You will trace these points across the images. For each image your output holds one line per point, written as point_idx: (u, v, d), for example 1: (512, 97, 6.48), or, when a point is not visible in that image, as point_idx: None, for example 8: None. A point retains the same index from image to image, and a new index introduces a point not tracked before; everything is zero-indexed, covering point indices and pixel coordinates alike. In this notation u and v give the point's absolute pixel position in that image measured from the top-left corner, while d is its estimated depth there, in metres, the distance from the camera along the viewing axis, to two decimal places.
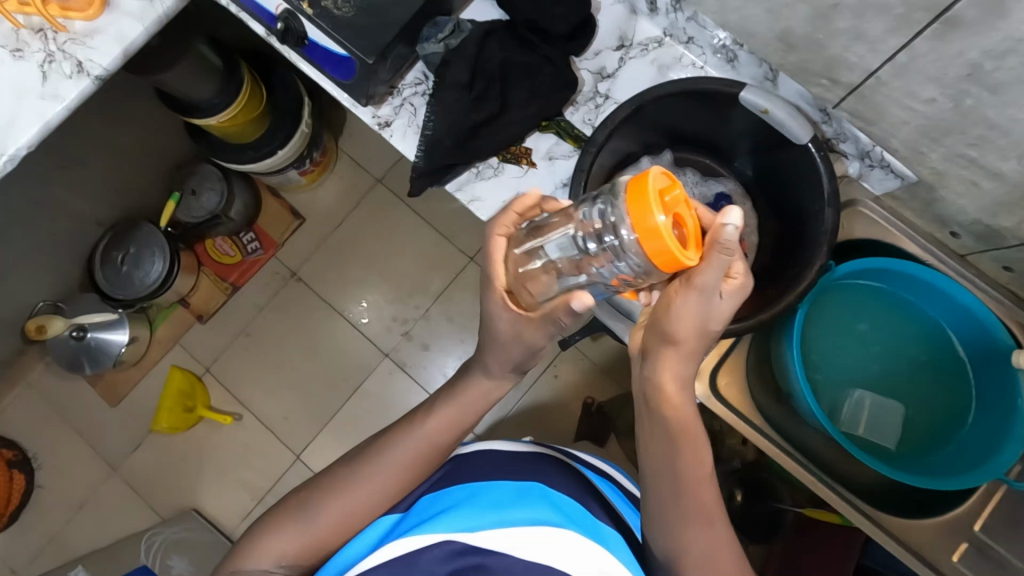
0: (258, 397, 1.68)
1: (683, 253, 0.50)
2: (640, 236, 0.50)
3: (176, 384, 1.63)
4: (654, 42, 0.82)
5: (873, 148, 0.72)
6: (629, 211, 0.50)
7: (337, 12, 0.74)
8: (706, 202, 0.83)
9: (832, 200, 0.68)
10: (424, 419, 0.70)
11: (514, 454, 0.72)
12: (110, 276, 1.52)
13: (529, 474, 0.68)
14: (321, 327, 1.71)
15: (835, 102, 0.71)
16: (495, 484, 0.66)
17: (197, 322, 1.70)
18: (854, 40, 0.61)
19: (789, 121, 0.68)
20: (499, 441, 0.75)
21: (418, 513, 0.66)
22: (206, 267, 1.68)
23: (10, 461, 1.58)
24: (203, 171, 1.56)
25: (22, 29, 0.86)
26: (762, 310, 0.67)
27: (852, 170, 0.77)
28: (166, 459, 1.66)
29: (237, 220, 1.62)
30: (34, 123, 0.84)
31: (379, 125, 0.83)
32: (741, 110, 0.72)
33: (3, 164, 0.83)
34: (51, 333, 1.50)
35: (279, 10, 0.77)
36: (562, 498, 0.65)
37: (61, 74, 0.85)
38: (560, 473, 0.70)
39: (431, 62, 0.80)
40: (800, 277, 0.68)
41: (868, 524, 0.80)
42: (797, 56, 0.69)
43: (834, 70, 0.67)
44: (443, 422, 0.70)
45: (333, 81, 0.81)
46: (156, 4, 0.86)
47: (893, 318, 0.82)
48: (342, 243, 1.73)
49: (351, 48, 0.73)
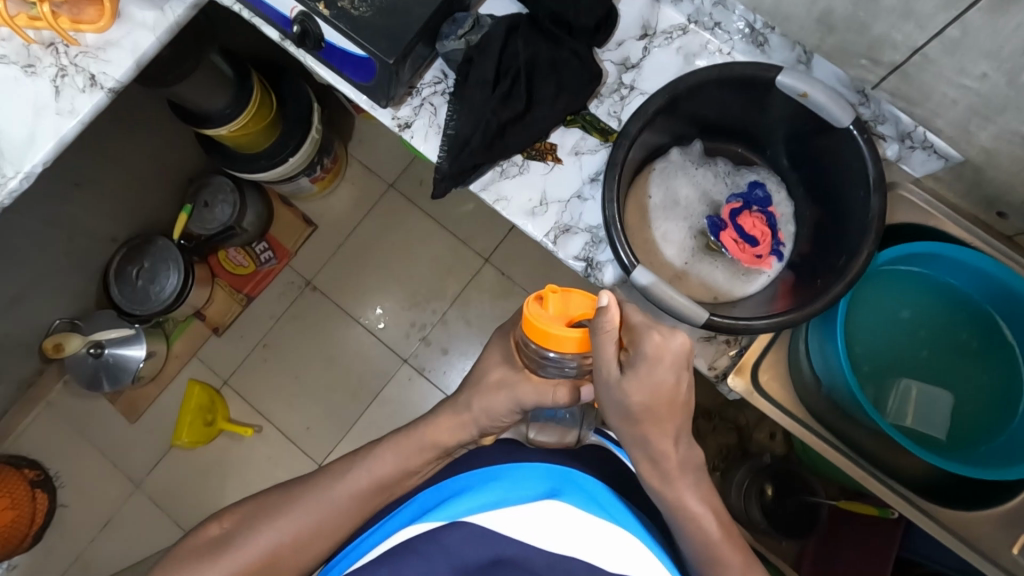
0: (278, 407, 1.67)
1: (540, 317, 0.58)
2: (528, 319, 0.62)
3: (196, 399, 1.61)
4: (679, 30, 0.80)
5: (915, 129, 0.69)
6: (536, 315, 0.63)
7: (355, 13, 0.72)
8: (740, 190, 0.80)
9: (878, 185, 0.65)
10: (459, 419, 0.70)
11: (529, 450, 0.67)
12: (126, 292, 1.51)
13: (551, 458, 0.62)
14: (338, 334, 1.69)
15: (875, 83, 0.69)
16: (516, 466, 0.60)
17: (213, 335, 1.70)
18: (901, 17, 0.58)
19: (830, 105, 0.65)
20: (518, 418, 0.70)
21: (436, 494, 0.62)
22: (220, 278, 1.68)
23: (31, 481, 1.57)
24: (216, 183, 1.55)
25: (33, 44, 0.84)
26: (811, 302, 0.64)
27: (890, 152, 0.74)
28: (188, 474, 1.65)
29: (250, 230, 1.61)
30: (50, 139, 0.83)
31: (399, 127, 0.81)
32: (777, 96, 0.70)
33: (19, 183, 0.82)
34: (69, 351, 1.50)
35: (294, 13, 0.75)
36: (585, 482, 0.59)
37: (74, 88, 0.84)
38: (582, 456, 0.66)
39: (452, 61, 0.78)
40: (848, 266, 0.65)
41: (915, 512, 0.80)
42: (836, 38, 0.67)
43: (877, 50, 0.64)
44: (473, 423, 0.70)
45: (351, 83, 0.79)
46: (168, 14, 0.85)
47: (937, 304, 0.80)
48: (356, 249, 1.72)
49: (372, 50, 0.72)
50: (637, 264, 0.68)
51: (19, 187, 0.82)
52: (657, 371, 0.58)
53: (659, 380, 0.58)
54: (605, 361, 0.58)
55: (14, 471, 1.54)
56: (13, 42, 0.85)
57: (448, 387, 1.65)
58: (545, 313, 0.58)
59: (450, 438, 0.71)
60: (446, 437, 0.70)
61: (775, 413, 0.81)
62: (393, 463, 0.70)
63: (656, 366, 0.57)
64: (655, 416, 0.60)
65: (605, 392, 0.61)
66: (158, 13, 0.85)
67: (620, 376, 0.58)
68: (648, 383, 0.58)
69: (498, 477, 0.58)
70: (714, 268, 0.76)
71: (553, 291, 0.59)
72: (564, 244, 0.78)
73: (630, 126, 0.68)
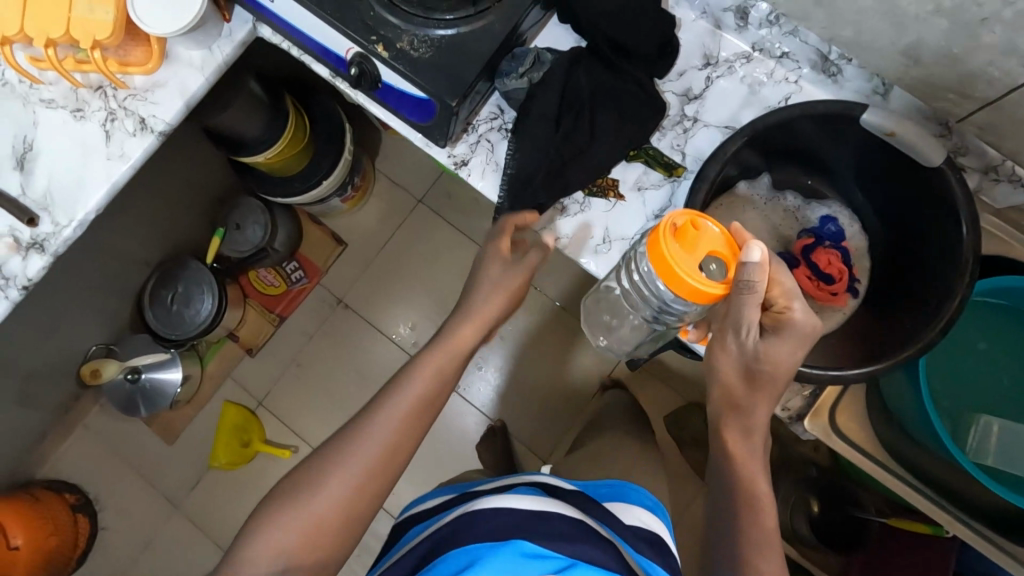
0: (313, 425, 1.66)
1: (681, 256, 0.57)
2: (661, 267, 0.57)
3: (231, 419, 1.64)
4: (742, 58, 0.77)
5: (1003, 162, 0.67)
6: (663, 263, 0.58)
7: (415, 53, 0.70)
8: (810, 226, 0.78)
9: (972, 224, 0.60)
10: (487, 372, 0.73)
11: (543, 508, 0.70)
12: (161, 316, 1.51)
13: (562, 538, 0.66)
14: (370, 352, 1.68)
15: (961, 115, 0.65)
16: (534, 553, 0.64)
17: (247, 355, 1.70)
18: (1004, 54, 0.55)
19: (920, 143, 0.61)
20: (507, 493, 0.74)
21: (448, 562, 0.67)
22: (252, 299, 1.67)
23: (73, 505, 1.58)
24: (246, 204, 1.53)
25: (81, 87, 0.83)
26: (907, 346, 0.60)
27: (969, 182, 0.70)
28: (225, 494, 1.65)
29: (281, 251, 1.60)
30: (102, 185, 0.82)
31: (455, 164, 0.80)
32: (858, 133, 0.66)
33: (73, 230, 0.81)
34: (106, 376, 1.50)
35: (350, 54, 0.74)
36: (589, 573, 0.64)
37: (124, 132, 0.82)
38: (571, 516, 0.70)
39: (513, 98, 0.76)
40: (941, 308, 0.61)
41: (1003, 557, 0.76)
42: (920, 70, 0.63)
43: (968, 85, 0.61)
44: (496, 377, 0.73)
45: (407, 122, 0.77)
46: (216, 52, 0.83)
47: (1015, 334, 0.78)
48: (386, 266, 1.70)
49: (432, 90, 0.70)
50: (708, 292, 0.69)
51: (73, 235, 0.81)
52: (795, 343, 0.62)
53: (794, 351, 0.62)
54: (743, 321, 0.62)
55: (55, 496, 1.54)
56: (61, 86, 0.83)
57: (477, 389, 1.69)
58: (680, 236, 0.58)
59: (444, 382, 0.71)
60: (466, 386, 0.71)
61: (853, 454, 0.80)
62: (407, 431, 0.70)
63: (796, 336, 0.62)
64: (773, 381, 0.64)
65: (732, 351, 0.65)
66: (205, 52, 0.83)
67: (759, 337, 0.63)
68: (783, 352, 0.63)
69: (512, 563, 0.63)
70: None
71: (697, 222, 0.59)
72: None
73: (707, 168, 0.66)
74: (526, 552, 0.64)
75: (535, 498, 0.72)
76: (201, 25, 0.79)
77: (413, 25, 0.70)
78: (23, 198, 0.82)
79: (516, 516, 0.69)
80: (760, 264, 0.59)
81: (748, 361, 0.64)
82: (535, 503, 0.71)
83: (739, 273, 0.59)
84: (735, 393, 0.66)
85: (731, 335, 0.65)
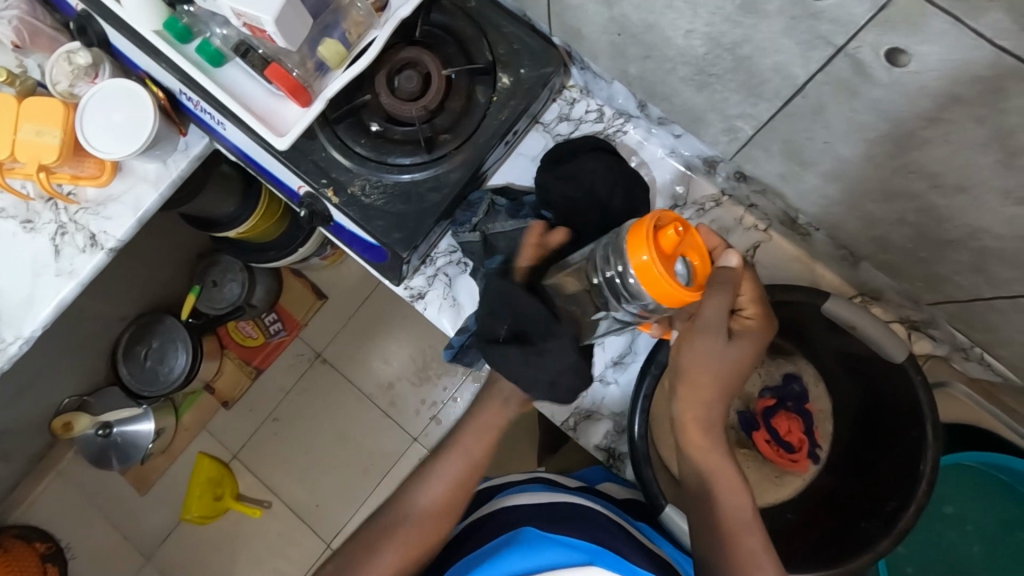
0: (289, 482, 1.53)
1: (658, 262, 0.47)
2: (641, 276, 0.47)
3: (204, 472, 1.49)
4: (712, 201, 0.73)
5: (972, 347, 0.64)
6: (633, 259, 0.47)
7: (367, 200, 0.68)
8: (774, 384, 0.73)
9: (934, 436, 0.59)
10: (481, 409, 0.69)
11: (554, 502, 0.64)
12: (135, 373, 1.39)
13: (590, 530, 0.60)
14: (350, 412, 1.55)
15: (930, 300, 0.62)
16: (553, 542, 0.58)
17: (222, 408, 1.55)
18: (969, 271, 0.54)
19: (882, 341, 0.59)
20: (523, 493, 0.66)
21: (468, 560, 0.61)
22: (229, 350, 1.53)
23: (43, 555, 1.40)
24: (225, 261, 1.41)
25: (31, 199, 0.80)
26: (848, 557, 0.60)
27: (937, 350, 0.68)
28: (197, 552, 1.50)
29: (260, 306, 1.46)
30: (49, 303, 0.79)
31: (412, 296, 0.78)
32: (819, 317, 0.64)
33: (19, 348, 0.79)
34: (78, 430, 1.38)
35: (301, 191, 0.72)
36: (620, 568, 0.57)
37: (74, 247, 0.80)
38: (585, 515, 0.62)
39: (467, 249, 0.73)
40: (896, 513, 0.60)
41: None
42: (889, 257, 0.61)
43: (935, 283, 0.59)
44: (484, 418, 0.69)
45: (363, 258, 0.75)
46: (171, 168, 0.80)
47: (982, 501, 0.77)
48: (369, 319, 1.57)
49: (384, 241, 0.67)
50: (651, 451, 0.67)
51: (18, 351, 0.79)
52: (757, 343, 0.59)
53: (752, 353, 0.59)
54: (717, 323, 0.55)
55: (25, 544, 1.39)
56: (10, 194, 0.81)
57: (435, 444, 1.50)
58: (660, 236, 0.48)
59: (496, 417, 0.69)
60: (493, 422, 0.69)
61: None
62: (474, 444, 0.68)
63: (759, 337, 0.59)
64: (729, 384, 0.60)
65: (700, 354, 0.57)
66: (159, 165, 0.80)
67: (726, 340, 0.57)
68: (738, 355, 0.59)
69: (527, 556, 0.58)
70: (744, 469, 0.71)
71: (681, 221, 0.49)
72: (587, 431, 0.75)
73: (659, 351, 0.66)
74: (542, 543, 0.58)
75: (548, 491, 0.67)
76: (155, 143, 0.76)
77: (367, 170, 0.68)
78: None
79: (514, 514, 0.63)
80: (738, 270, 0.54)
81: (713, 366, 0.58)
82: (545, 498, 0.65)
83: (718, 273, 0.54)
84: (699, 391, 0.59)
85: (701, 340, 0.57)
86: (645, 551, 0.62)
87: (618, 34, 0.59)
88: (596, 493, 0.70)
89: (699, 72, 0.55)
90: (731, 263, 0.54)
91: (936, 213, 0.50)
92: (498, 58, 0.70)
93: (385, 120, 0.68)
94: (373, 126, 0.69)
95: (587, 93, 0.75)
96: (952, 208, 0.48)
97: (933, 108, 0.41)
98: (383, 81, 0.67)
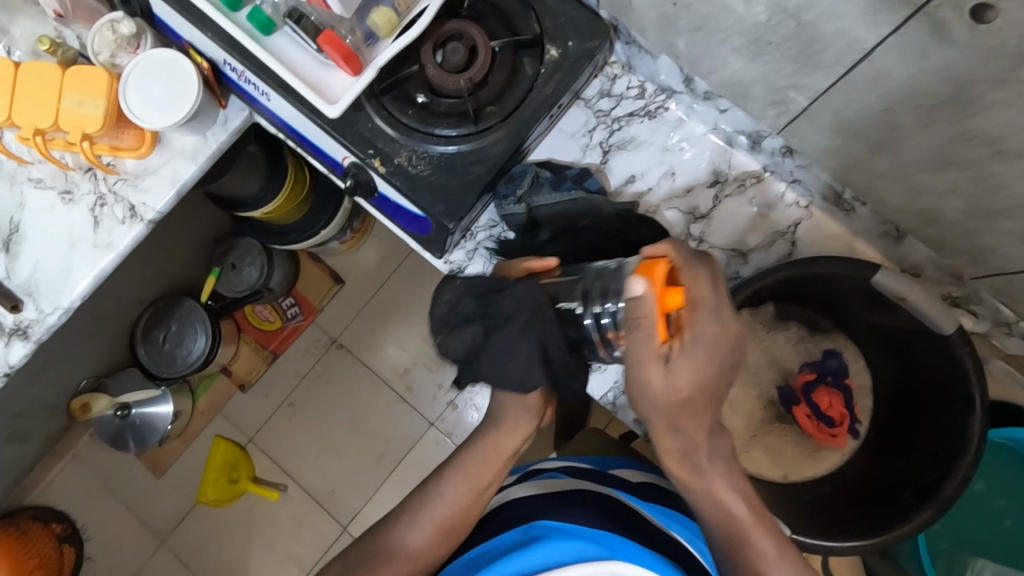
0: (304, 466, 1.52)
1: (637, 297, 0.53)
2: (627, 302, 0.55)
3: (221, 455, 1.49)
4: (752, 178, 0.74)
5: (1016, 321, 0.64)
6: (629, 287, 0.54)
7: (412, 170, 0.68)
8: (812, 360, 0.73)
9: (983, 410, 0.59)
10: (489, 432, 0.73)
11: (557, 491, 0.65)
12: (154, 354, 1.39)
13: (594, 520, 0.60)
14: (366, 397, 1.54)
15: (975, 274, 0.63)
16: (565, 536, 0.58)
17: (239, 392, 1.55)
18: (1022, 242, 0.54)
19: (932, 313, 0.59)
20: (530, 486, 0.68)
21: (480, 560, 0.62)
22: (246, 334, 1.53)
23: (59, 535, 1.41)
24: (244, 244, 1.41)
25: (71, 170, 0.80)
26: (888, 529, 0.60)
27: (978, 327, 0.68)
28: (212, 535, 1.50)
29: (277, 290, 1.46)
30: (88, 274, 0.79)
31: (451, 270, 0.78)
32: (864, 290, 0.65)
33: (57, 318, 0.79)
34: (96, 410, 1.37)
35: (346, 162, 0.72)
36: (634, 555, 0.56)
37: (113, 219, 0.80)
38: (589, 505, 0.63)
39: (511, 221, 0.73)
40: (940, 483, 0.60)
41: None
42: (937, 231, 0.61)
43: (984, 254, 0.59)
44: (497, 443, 0.73)
45: (405, 230, 0.76)
46: (210, 140, 0.80)
47: (1017, 479, 0.78)
48: (386, 305, 1.56)
49: (429, 212, 0.68)
50: None
51: (57, 322, 0.79)
52: (712, 351, 0.52)
53: (707, 366, 0.51)
54: (640, 357, 0.53)
55: (42, 526, 1.39)
56: (49, 165, 0.81)
57: (453, 429, 1.50)
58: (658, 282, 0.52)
59: (503, 438, 0.73)
60: (504, 450, 0.73)
61: None
62: (488, 467, 0.73)
63: (715, 342, 0.52)
64: (700, 402, 0.53)
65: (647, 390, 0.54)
66: (198, 138, 0.80)
67: (661, 369, 0.52)
68: (697, 369, 0.52)
69: (533, 552, 0.57)
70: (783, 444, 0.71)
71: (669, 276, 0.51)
72: (625, 406, 0.75)
73: None
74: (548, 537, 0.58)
75: (553, 481, 0.68)
76: (196, 115, 0.76)
77: (412, 141, 0.68)
78: (8, 282, 0.80)
79: (528, 503, 0.65)
80: (647, 296, 0.50)
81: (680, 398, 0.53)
82: (551, 488, 0.66)
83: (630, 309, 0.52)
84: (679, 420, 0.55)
85: (635, 377, 0.54)
86: (648, 536, 0.62)
87: (671, 4, 0.59)
88: (610, 477, 0.72)
89: (755, 42, 0.55)
90: (635, 289, 0.51)
91: (995, 180, 0.50)
92: (544, 30, 0.70)
93: (430, 92, 0.69)
94: (418, 97, 0.69)
95: (628, 69, 0.75)
96: (1010, 174, 0.48)
97: (1008, 68, 0.41)
98: (428, 53, 0.67)
